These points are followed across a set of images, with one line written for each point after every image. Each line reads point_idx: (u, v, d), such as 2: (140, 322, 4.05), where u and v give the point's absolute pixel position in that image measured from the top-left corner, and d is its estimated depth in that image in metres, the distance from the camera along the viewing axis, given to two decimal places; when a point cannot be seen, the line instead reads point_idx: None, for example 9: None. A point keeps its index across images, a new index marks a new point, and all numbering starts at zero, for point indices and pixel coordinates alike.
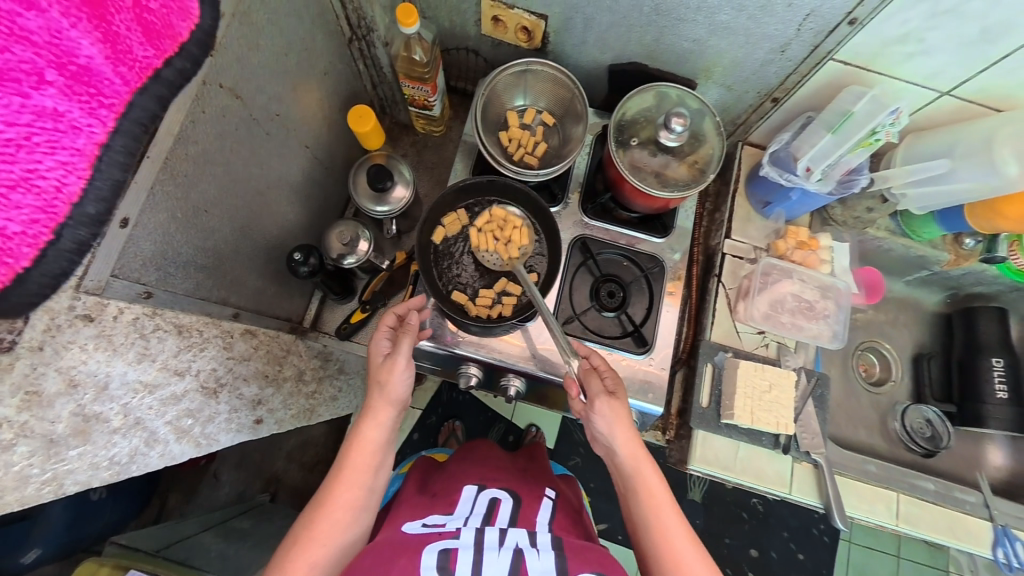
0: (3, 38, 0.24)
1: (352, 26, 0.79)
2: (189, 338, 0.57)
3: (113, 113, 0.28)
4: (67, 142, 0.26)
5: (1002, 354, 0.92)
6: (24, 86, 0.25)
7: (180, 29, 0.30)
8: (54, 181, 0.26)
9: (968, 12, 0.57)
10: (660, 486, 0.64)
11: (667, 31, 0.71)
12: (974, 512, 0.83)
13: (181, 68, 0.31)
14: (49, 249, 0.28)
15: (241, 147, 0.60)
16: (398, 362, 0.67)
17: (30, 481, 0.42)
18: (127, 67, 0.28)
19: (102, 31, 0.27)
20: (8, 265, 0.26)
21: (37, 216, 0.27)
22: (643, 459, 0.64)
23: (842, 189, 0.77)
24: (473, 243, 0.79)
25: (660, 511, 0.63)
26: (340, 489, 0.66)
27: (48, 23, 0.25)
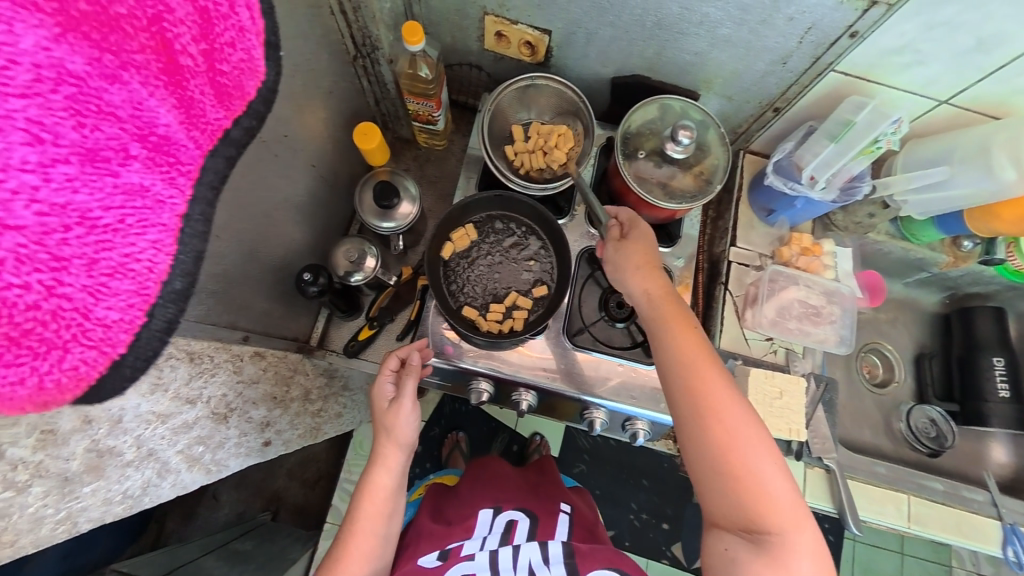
0: (94, 117, 0.23)
1: (356, 45, 0.79)
2: (201, 364, 0.56)
3: (189, 180, 0.27)
4: (155, 218, 0.25)
5: (1002, 353, 0.93)
6: (113, 165, 0.24)
7: (248, 88, 0.31)
8: (148, 262, 0.25)
9: (964, 24, 0.58)
10: (693, 332, 0.59)
11: (669, 45, 0.72)
12: (982, 511, 0.84)
13: (246, 127, 0.31)
14: (142, 331, 0.26)
15: (250, 170, 0.59)
16: (403, 406, 0.66)
17: (46, 521, 0.41)
18: (199, 131, 0.28)
19: (178, 97, 0.27)
20: (106, 353, 0.25)
21: (134, 300, 0.25)
22: (672, 303, 0.60)
23: (845, 197, 0.78)
24: (482, 257, 0.78)
25: (694, 350, 0.57)
26: (353, 538, 0.65)
27: (131, 96, 0.24)
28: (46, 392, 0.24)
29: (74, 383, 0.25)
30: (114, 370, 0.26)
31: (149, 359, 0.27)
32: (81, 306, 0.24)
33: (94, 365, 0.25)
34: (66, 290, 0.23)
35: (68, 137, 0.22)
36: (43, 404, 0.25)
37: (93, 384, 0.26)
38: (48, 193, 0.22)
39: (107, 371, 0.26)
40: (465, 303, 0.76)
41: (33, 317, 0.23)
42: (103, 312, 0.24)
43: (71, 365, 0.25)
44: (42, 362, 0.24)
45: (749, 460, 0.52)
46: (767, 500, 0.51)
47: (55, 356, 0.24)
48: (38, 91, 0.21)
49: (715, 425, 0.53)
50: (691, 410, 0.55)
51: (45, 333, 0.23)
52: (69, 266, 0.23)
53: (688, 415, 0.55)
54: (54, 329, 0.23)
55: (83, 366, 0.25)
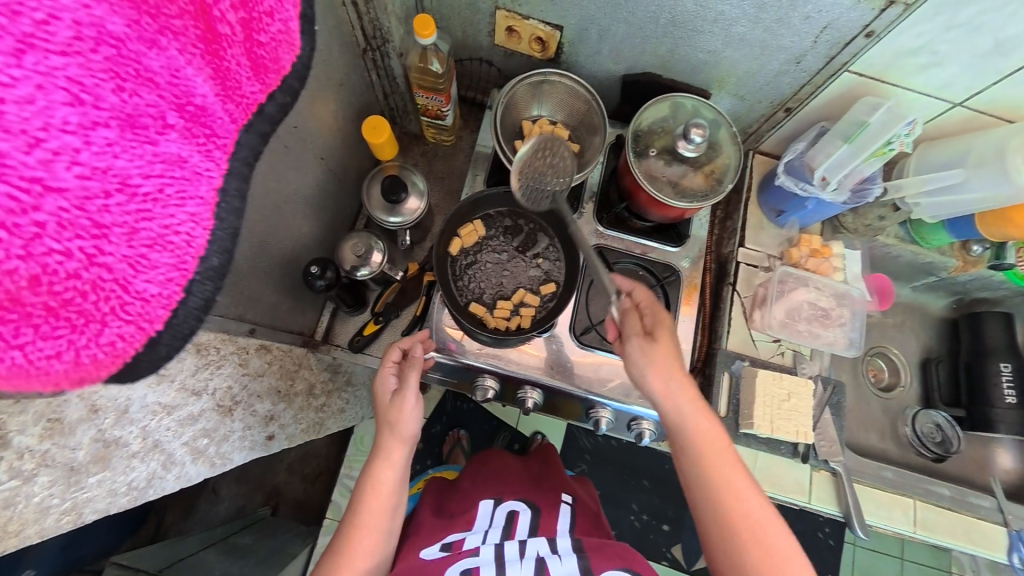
0: (133, 82, 0.23)
1: (366, 37, 0.78)
2: (207, 355, 0.56)
3: (225, 154, 0.27)
4: (193, 190, 0.25)
5: (1009, 358, 0.92)
6: (151, 132, 0.23)
7: (284, 62, 0.30)
8: (186, 235, 0.24)
9: (982, 25, 0.57)
10: (715, 431, 0.60)
11: (682, 43, 0.71)
12: (989, 517, 0.84)
13: (282, 102, 0.30)
14: (179, 307, 0.25)
15: (260, 161, 0.59)
16: (407, 399, 0.66)
17: (51, 511, 0.40)
18: (235, 104, 0.28)
19: (214, 67, 0.26)
20: (143, 329, 0.24)
21: (172, 274, 0.25)
22: (693, 402, 0.61)
23: (856, 199, 0.78)
24: (490, 254, 0.78)
25: (716, 455, 0.59)
26: (359, 533, 0.65)
27: (170, 62, 0.24)
28: (82, 367, 0.24)
29: (110, 360, 0.24)
30: (150, 348, 0.25)
31: (185, 337, 0.27)
32: (121, 277, 0.23)
33: (131, 341, 0.24)
34: (107, 260, 0.23)
35: (107, 100, 0.22)
36: (77, 382, 0.24)
37: (128, 362, 0.25)
38: (89, 156, 0.21)
39: (143, 349, 0.25)
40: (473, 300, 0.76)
41: (74, 287, 0.22)
42: (142, 285, 0.24)
43: (108, 341, 0.24)
44: (80, 336, 0.23)
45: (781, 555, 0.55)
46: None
47: (94, 330, 0.23)
48: (78, 50, 0.21)
49: (743, 527, 0.57)
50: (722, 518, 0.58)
51: (84, 305, 0.23)
52: (109, 234, 0.23)
53: (726, 529, 0.57)
54: (93, 300, 0.23)
55: (120, 342, 0.24)
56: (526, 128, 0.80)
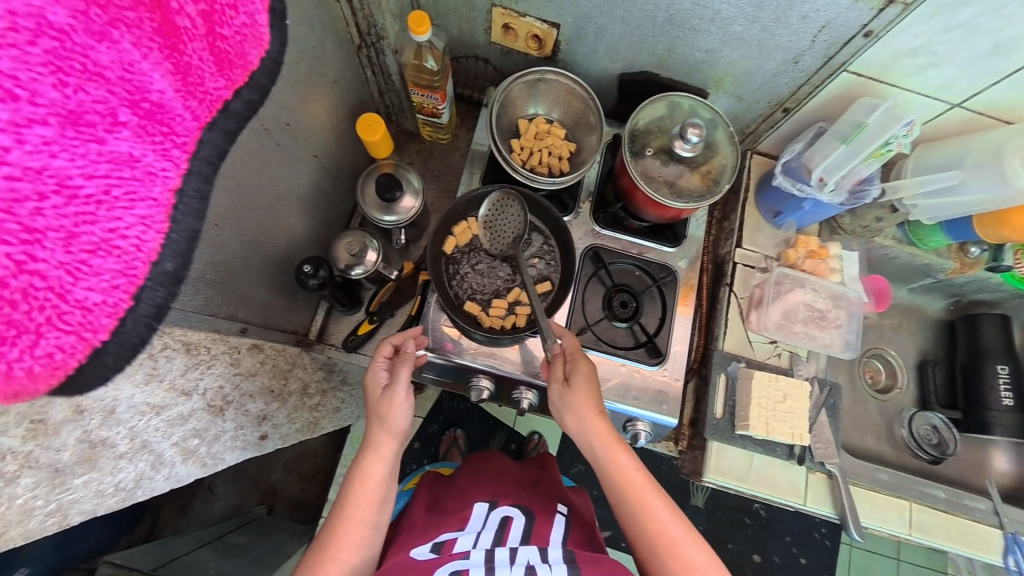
0: (78, 76, 0.22)
1: (362, 34, 0.78)
2: (198, 355, 0.55)
3: (185, 153, 0.26)
4: (144, 191, 0.24)
5: (1006, 361, 0.92)
6: (98, 130, 0.23)
7: (251, 57, 0.29)
8: (134, 240, 0.24)
9: (982, 26, 0.57)
10: (632, 465, 0.64)
11: (679, 42, 0.70)
12: (984, 520, 0.84)
13: (248, 100, 0.29)
14: (128, 315, 0.25)
15: (252, 158, 0.58)
16: (397, 393, 0.65)
17: (35, 513, 0.40)
18: (196, 101, 0.26)
19: (173, 62, 0.25)
20: (85, 340, 0.24)
21: (117, 281, 0.24)
22: (611, 440, 0.64)
23: (854, 200, 0.77)
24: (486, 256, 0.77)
25: (633, 486, 0.63)
26: (344, 527, 0.64)
27: (121, 57, 0.23)
28: (16, 380, 0.23)
29: (50, 372, 0.24)
30: (94, 359, 0.25)
31: (135, 347, 0.26)
32: (57, 286, 0.23)
33: (70, 352, 0.24)
34: (39, 266, 0.22)
35: (46, 96, 0.21)
36: (15, 395, 0.24)
37: (71, 374, 0.24)
38: (21, 155, 0.21)
39: (86, 360, 0.24)
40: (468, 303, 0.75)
41: (1, 296, 0.22)
42: (81, 293, 0.23)
43: (46, 353, 0.23)
44: (11, 348, 0.22)
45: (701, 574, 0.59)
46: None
47: (27, 341, 0.23)
48: (13, 42, 0.20)
49: (668, 559, 0.60)
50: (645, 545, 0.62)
51: (15, 314, 0.22)
52: (44, 239, 0.22)
53: (649, 554, 0.62)
54: (25, 310, 0.22)
55: (59, 353, 0.23)
56: (524, 126, 0.79)
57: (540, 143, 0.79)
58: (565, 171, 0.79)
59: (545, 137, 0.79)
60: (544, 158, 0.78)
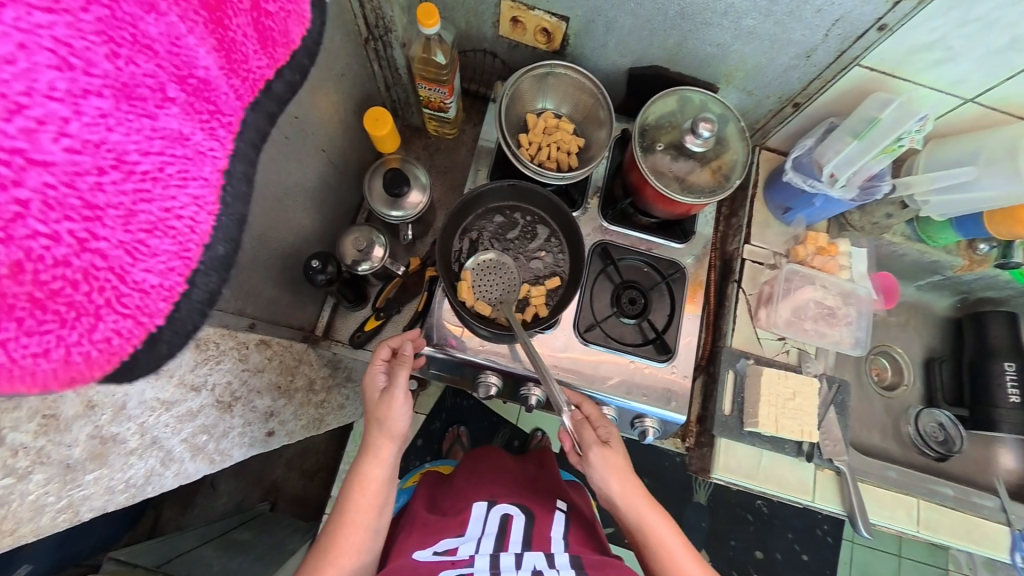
0: (129, 48, 0.22)
1: (368, 27, 0.77)
2: (207, 351, 0.55)
3: (230, 133, 0.25)
4: (196, 171, 0.24)
5: (1013, 358, 0.92)
6: (149, 105, 0.22)
7: (293, 35, 0.29)
8: (189, 220, 0.24)
9: (999, 19, 0.56)
10: (670, 532, 0.65)
11: (690, 36, 0.70)
12: (992, 517, 0.83)
13: (289, 81, 0.29)
14: (182, 300, 0.24)
15: (261, 151, 0.57)
16: (395, 396, 0.65)
17: (47, 510, 0.39)
18: (240, 79, 0.26)
19: (218, 38, 0.25)
20: (143, 324, 0.23)
21: (173, 263, 0.24)
22: (647, 506, 0.65)
23: (865, 196, 0.77)
24: (498, 273, 0.75)
25: (670, 553, 0.64)
26: (345, 531, 0.64)
27: (169, 30, 0.23)
28: (74, 366, 0.22)
29: (106, 359, 0.23)
30: (149, 345, 0.24)
31: (187, 333, 0.25)
32: (117, 266, 0.22)
33: (128, 337, 0.23)
34: (100, 245, 0.22)
35: (100, 66, 0.21)
36: (68, 383, 0.23)
37: (125, 361, 0.24)
38: (80, 127, 0.20)
39: (141, 346, 0.24)
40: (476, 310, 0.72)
41: (62, 276, 0.21)
42: (140, 275, 0.23)
43: (103, 337, 0.23)
44: (71, 331, 0.22)
45: None
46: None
47: (86, 325, 0.22)
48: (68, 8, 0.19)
49: None
50: None
51: (75, 295, 0.22)
52: (104, 216, 0.22)
53: None
54: (85, 292, 0.22)
55: (117, 338, 0.23)
56: (532, 122, 0.78)
57: (548, 139, 0.78)
58: (573, 166, 0.78)
59: (553, 133, 0.78)
60: (552, 154, 0.77)
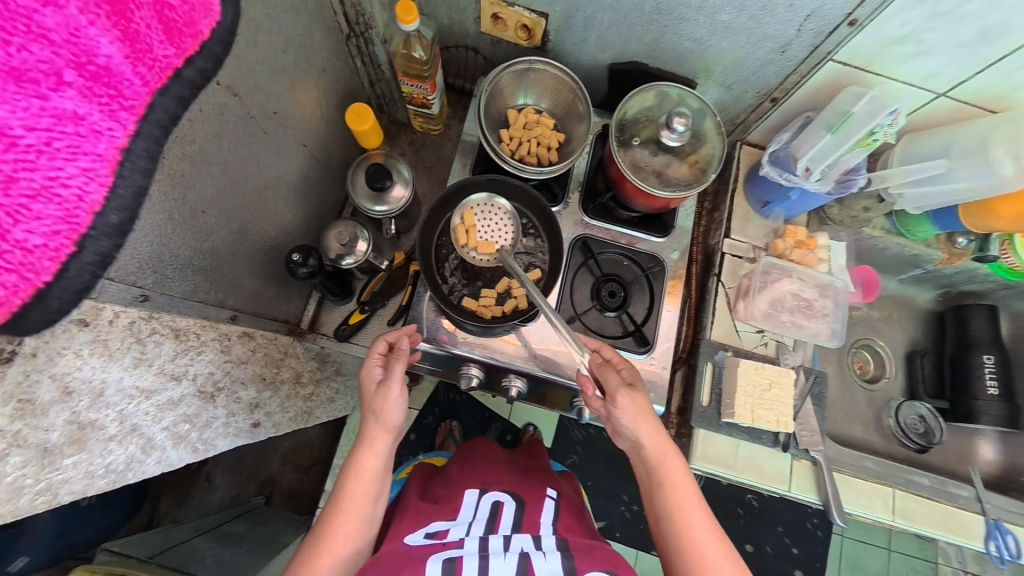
0: (21, 36, 0.22)
1: (350, 23, 0.78)
2: (187, 341, 0.56)
3: (133, 116, 0.26)
4: (88, 147, 0.24)
5: (993, 351, 0.93)
6: (42, 87, 0.23)
7: (201, 27, 0.28)
8: (76, 190, 0.24)
9: (967, 13, 0.57)
10: (685, 480, 0.64)
11: (668, 31, 0.70)
12: (968, 506, 0.85)
13: (201, 68, 0.28)
14: (70, 262, 0.25)
15: (239, 146, 0.58)
16: (392, 388, 0.66)
17: (25, 492, 0.41)
18: (146, 67, 0.26)
19: (122, 29, 0.25)
20: (28, 280, 0.24)
21: (58, 227, 0.24)
22: (667, 449, 0.64)
23: (841, 189, 0.78)
24: (499, 212, 0.77)
25: (682, 497, 0.63)
26: (340, 519, 0.65)
27: (67, 20, 0.23)
28: None
29: None
30: (38, 301, 0.25)
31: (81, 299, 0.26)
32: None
33: (13, 291, 0.24)
34: None
35: None
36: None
37: (15, 313, 0.25)
38: None
39: (31, 301, 0.25)
40: (474, 249, 0.75)
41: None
42: (21, 235, 0.24)
43: None
44: None
45: None
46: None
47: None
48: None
49: (695, 568, 0.60)
50: (680, 553, 0.61)
51: None
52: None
53: (680, 561, 0.61)
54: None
55: (1, 291, 0.24)
56: (513, 117, 0.79)
57: (528, 134, 0.79)
58: (553, 160, 0.79)
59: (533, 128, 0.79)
60: (532, 148, 0.78)
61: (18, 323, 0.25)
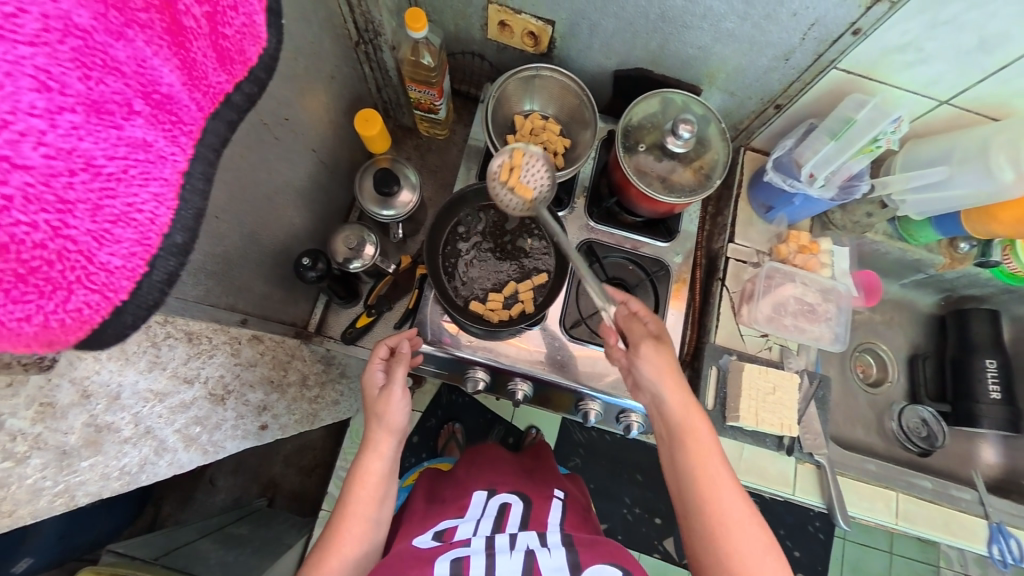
0: (99, 71, 0.24)
1: (359, 30, 0.79)
2: (199, 345, 0.57)
3: (191, 140, 0.29)
4: (158, 172, 0.27)
5: (994, 354, 0.94)
6: (116, 117, 0.25)
7: (250, 53, 0.32)
8: (150, 214, 0.27)
9: (967, 23, 0.58)
10: (710, 438, 0.62)
11: (672, 39, 0.71)
12: (970, 510, 0.85)
13: (247, 92, 0.32)
14: (143, 280, 0.28)
15: (251, 152, 0.59)
16: (394, 392, 0.66)
17: (43, 493, 0.42)
18: (201, 93, 0.29)
19: (180, 58, 0.28)
20: (109, 299, 0.27)
21: (135, 249, 0.27)
22: (691, 407, 0.63)
23: (844, 195, 0.79)
24: (538, 160, 0.68)
25: (707, 457, 0.61)
26: (347, 523, 0.66)
27: (136, 53, 0.26)
28: (50, 331, 0.26)
29: (78, 326, 0.27)
30: (116, 316, 0.28)
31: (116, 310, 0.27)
32: (85, 250, 0.25)
33: (96, 309, 0.27)
34: (72, 233, 0.25)
35: (73, 87, 0.23)
36: (47, 344, 0.27)
37: (96, 328, 0.28)
38: (54, 138, 0.23)
39: (110, 317, 0.27)
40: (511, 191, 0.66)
41: (40, 256, 0.24)
42: (105, 257, 0.26)
43: (75, 308, 0.26)
44: (48, 302, 0.25)
45: (751, 554, 0.57)
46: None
47: (61, 297, 0.25)
48: (46, 41, 0.22)
49: (719, 528, 0.58)
50: (702, 513, 0.59)
51: (51, 273, 0.25)
52: (74, 209, 0.24)
53: (702, 522, 0.59)
54: (59, 270, 0.25)
55: (87, 310, 0.26)
56: (518, 123, 0.80)
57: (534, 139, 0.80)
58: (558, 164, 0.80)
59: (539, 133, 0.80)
60: None
61: (96, 339, 0.28)
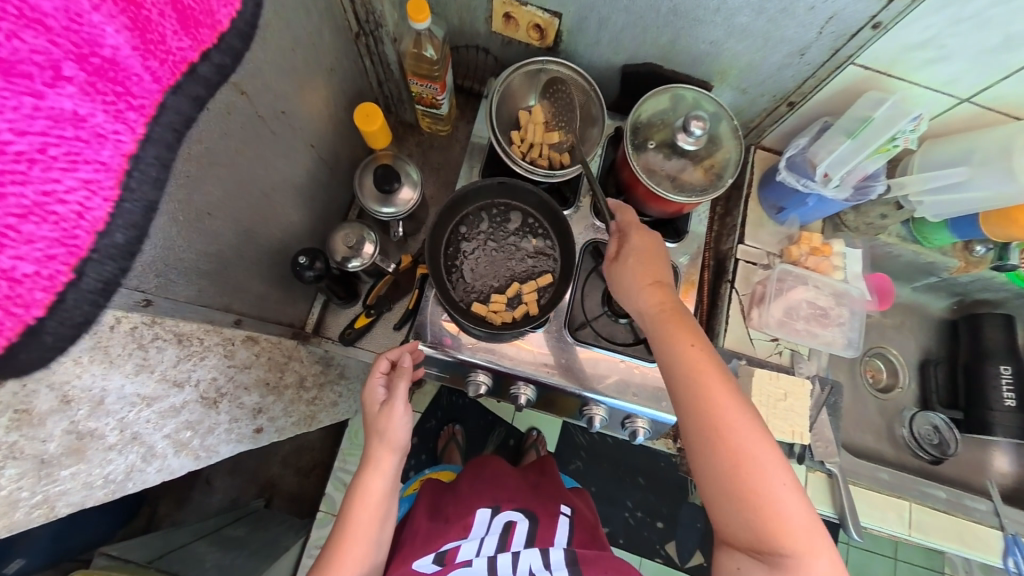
0: (12, 21, 0.19)
1: (360, 22, 0.77)
2: (190, 346, 0.54)
3: (143, 117, 0.23)
4: (90, 154, 0.22)
5: (1008, 361, 0.91)
6: (37, 83, 0.20)
7: (221, 17, 0.26)
8: (75, 205, 0.21)
9: (993, 18, 0.55)
10: (706, 351, 0.55)
11: (684, 33, 0.69)
12: (984, 520, 0.83)
13: (218, 64, 0.26)
14: (67, 291, 0.22)
15: (247, 147, 0.57)
16: (395, 408, 0.64)
17: (20, 504, 0.39)
18: (157, 61, 0.23)
19: (130, 16, 0.22)
20: (16, 316, 0.21)
21: (54, 251, 0.21)
22: (677, 318, 0.57)
23: (859, 196, 0.76)
24: None
25: (704, 371, 0.53)
26: (347, 545, 0.63)
27: (67, 5, 0.20)
28: None
29: None
30: (29, 337, 0.22)
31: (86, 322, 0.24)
32: None
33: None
34: None
35: None
36: None
37: (4, 353, 0.22)
38: None
39: (19, 339, 0.22)
40: None
41: None
42: (8, 261, 0.21)
43: None
44: None
45: (762, 475, 0.49)
46: (799, 542, 0.48)
47: None
48: None
49: (722, 447, 0.50)
50: (703, 433, 0.52)
51: None
52: None
53: (704, 443, 0.51)
54: None
55: None
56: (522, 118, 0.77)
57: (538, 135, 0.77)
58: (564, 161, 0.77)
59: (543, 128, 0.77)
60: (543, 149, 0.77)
61: (7, 364, 0.23)
